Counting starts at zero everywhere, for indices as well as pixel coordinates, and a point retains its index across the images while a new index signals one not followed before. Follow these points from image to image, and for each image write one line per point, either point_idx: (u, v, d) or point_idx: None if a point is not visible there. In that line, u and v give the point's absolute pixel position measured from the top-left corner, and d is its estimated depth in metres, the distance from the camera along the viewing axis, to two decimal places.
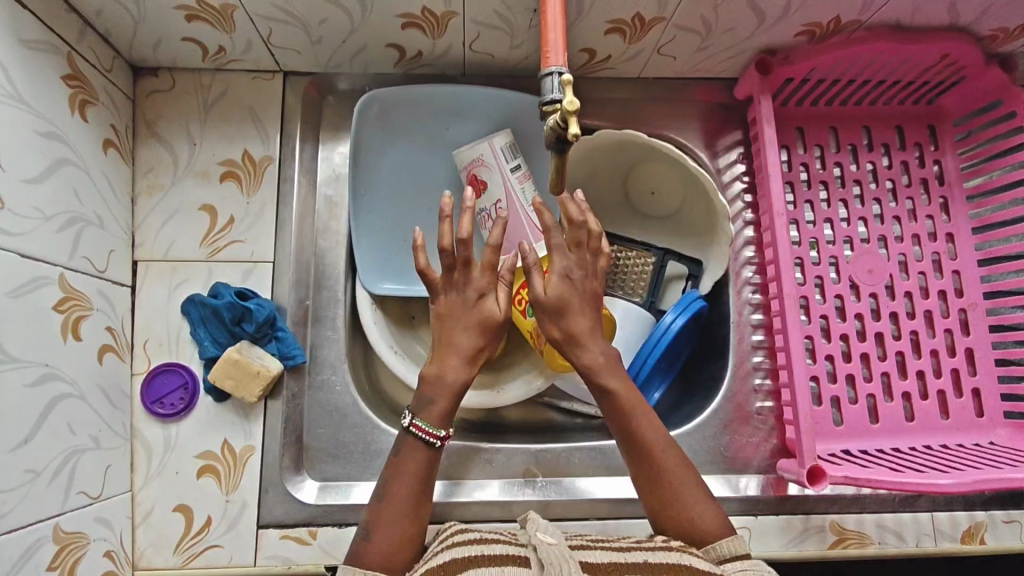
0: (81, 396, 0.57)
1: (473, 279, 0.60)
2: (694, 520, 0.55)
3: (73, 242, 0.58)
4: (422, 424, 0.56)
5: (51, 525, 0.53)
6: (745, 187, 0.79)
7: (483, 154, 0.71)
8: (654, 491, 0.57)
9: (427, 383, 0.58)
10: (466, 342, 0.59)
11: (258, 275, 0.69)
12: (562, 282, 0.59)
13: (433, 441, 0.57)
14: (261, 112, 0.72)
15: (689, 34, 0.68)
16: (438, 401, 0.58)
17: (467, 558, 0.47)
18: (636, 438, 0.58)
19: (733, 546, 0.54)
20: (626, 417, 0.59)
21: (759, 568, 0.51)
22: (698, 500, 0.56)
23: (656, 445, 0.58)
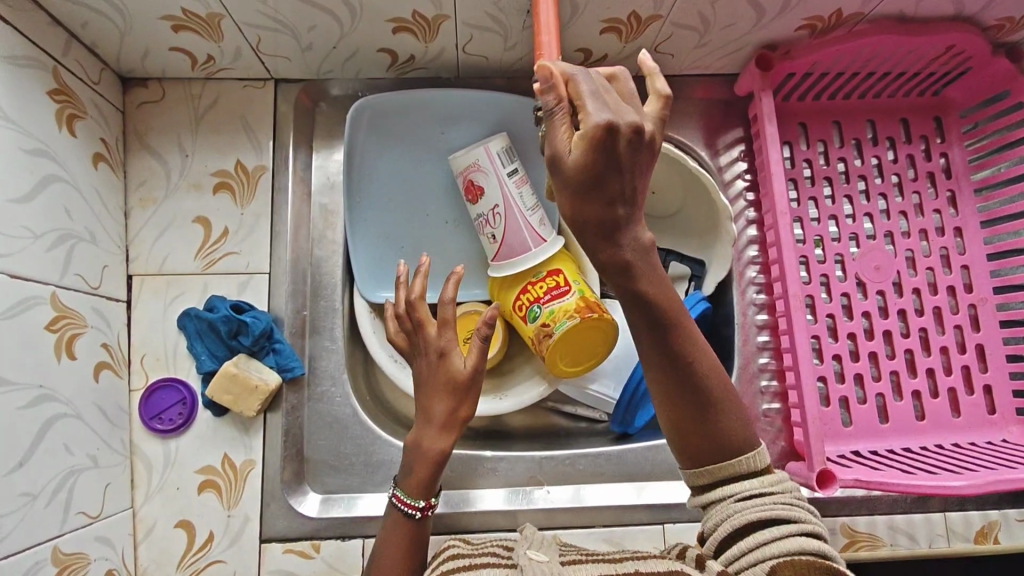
0: (77, 415, 0.56)
1: (434, 338, 0.60)
2: (725, 434, 0.47)
3: (64, 260, 0.57)
4: (403, 494, 0.59)
5: (50, 546, 0.52)
6: (747, 185, 0.78)
7: (479, 158, 0.70)
8: (677, 402, 0.47)
9: (413, 448, 0.60)
10: (440, 407, 0.59)
11: (254, 287, 0.68)
12: (593, 132, 0.36)
13: (412, 513, 0.58)
14: (253, 122, 0.71)
15: (686, 31, 0.67)
16: (418, 472, 0.59)
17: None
18: (690, 358, 0.46)
19: (754, 463, 0.47)
20: (662, 320, 0.44)
21: (780, 490, 0.46)
22: (727, 408, 0.47)
23: (690, 351, 0.46)
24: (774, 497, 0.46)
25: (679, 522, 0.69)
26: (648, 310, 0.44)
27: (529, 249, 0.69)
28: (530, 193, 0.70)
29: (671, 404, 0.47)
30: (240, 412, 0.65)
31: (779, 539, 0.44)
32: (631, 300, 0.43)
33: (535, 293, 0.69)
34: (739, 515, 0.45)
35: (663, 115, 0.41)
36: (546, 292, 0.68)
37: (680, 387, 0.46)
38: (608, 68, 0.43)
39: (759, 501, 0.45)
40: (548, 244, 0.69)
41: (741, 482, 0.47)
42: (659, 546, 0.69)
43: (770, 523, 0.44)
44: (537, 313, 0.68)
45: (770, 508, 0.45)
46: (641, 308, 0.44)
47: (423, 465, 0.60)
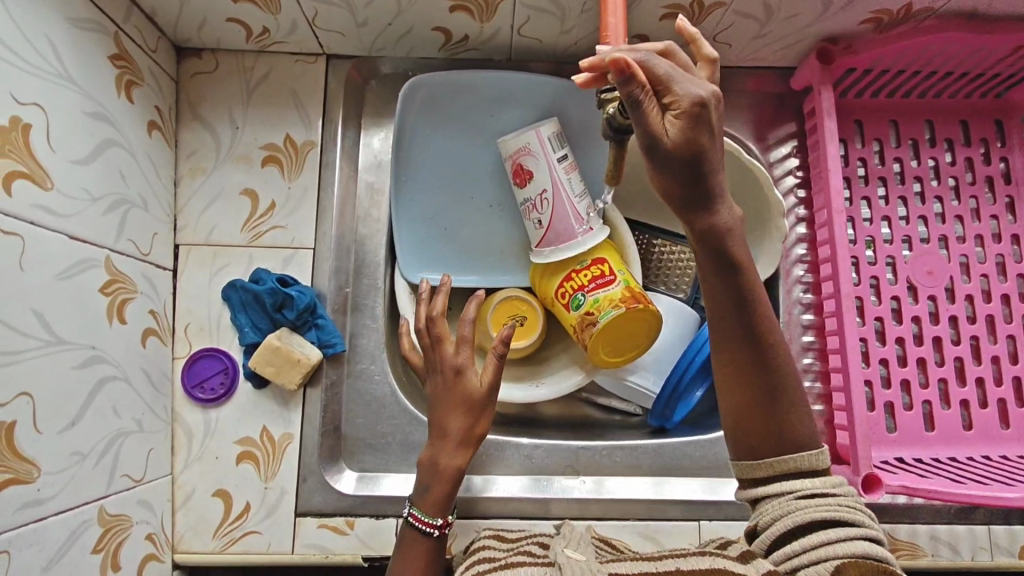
0: (125, 378, 0.57)
1: (449, 357, 0.63)
2: (790, 422, 0.47)
3: (118, 224, 0.57)
4: (419, 513, 0.59)
5: (96, 507, 0.51)
6: (798, 181, 0.76)
7: (529, 142, 0.69)
8: (747, 385, 0.47)
9: (427, 468, 0.61)
10: (456, 427, 0.62)
11: (299, 261, 0.69)
12: (690, 106, 0.39)
13: (430, 531, 0.58)
14: (304, 97, 0.71)
15: (748, 21, 0.65)
16: (435, 489, 0.60)
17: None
18: (768, 339, 0.46)
19: (818, 461, 0.46)
20: (746, 294, 0.45)
21: (841, 493, 0.46)
22: (798, 396, 0.47)
23: (770, 334, 0.46)
24: (838, 499, 0.45)
25: (715, 520, 0.68)
26: (735, 284, 0.45)
27: (574, 236, 0.68)
28: (579, 180, 0.70)
29: (741, 387, 0.47)
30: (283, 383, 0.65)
31: (840, 539, 0.43)
32: (715, 266, 0.44)
33: (579, 281, 0.68)
34: (798, 511, 0.45)
35: (714, 79, 0.46)
36: (591, 281, 0.67)
37: (752, 370, 0.47)
38: (659, 44, 0.44)
39: (823, 498, 0.45)
40: (595, 232, 0.69)
41: (805, 478, 0.46)
42: (694, 542, 0.68)
43: (829, 524, 0.44)
44: (581, 302, 0.68)
45: (834, 509, 0.44)
46: (725, 279, 0.45)
47: (441, 484, 0.61)
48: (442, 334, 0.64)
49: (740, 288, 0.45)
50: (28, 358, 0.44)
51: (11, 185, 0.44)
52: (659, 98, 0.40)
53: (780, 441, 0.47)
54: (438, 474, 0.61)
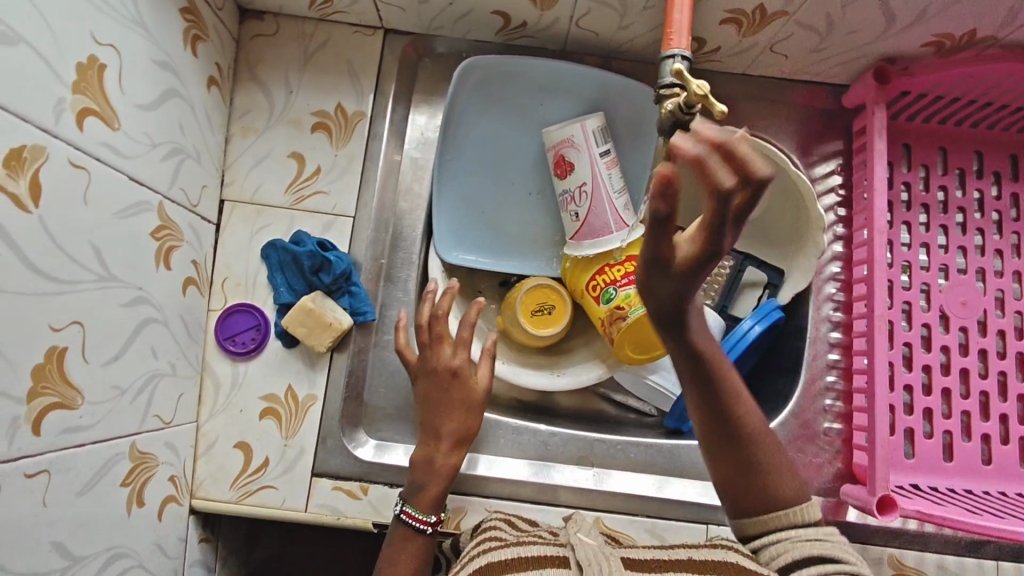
0: (164, 322, 0.58)
1: (446, 357, 0.65)
2: (769, 485, 0.48)
3: (173, 172, 0.58)
4: (411, 511, 0.60)
5: (129, 442, 0.53)
6: (839, 200, 0.76)
7: (573, 134, 0.70)
8: (723, 449, 0.49)
9: (422, 467, 0.62)
10: (450, 425, 0.63)
11: (339, 228, 0.70)
12: (695, 250, 0.33)
13: (422, 528, 0.59)
14: (359, 68, 0.72)
15: (808, 33, 0.65)
16: (429, 488, 0.61)
17: (505, 559, 0.45)
18: (735, 411, 0.48)
19: (810, 513, 0.48)
20: (710, 377, 0.46)
21: (836, 539, 0.47)
22: (773, 457, 0.49)
23: (738, 403, 0.48)
24: (833, 542, 0.46)
25: (722, 525, 0.69)
26: (698, 369, 0.46)
27: (609, 232, 0.69)
28: (619, 176, 0.70)
29: (718, 450, 0.49)
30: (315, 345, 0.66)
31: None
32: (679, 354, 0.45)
33: (612, 275, 0.69)
34: (793, 553, 0.46)
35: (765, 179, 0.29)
36: (624, 277, 0.68)
37: (729, 444, 0.48)
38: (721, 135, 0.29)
39: (816, 542, 0.46)
40: (631, 230, 0.69)
41: (798, 528, 0.47)
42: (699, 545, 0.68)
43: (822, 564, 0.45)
44: (612, 296, 0.68)
45: (830, 551, 0.46)
46: (689, 366, 0.46)
47: (436, 482, 0.62)
48: (443, 333, 0.65)
49: (705, 368, 0.46)
50: (83, 289, 0.46)
51: (84, 122, 0.45)
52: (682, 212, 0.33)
53: (761, 505, 0.49)
54: (432, 465, 0.62)
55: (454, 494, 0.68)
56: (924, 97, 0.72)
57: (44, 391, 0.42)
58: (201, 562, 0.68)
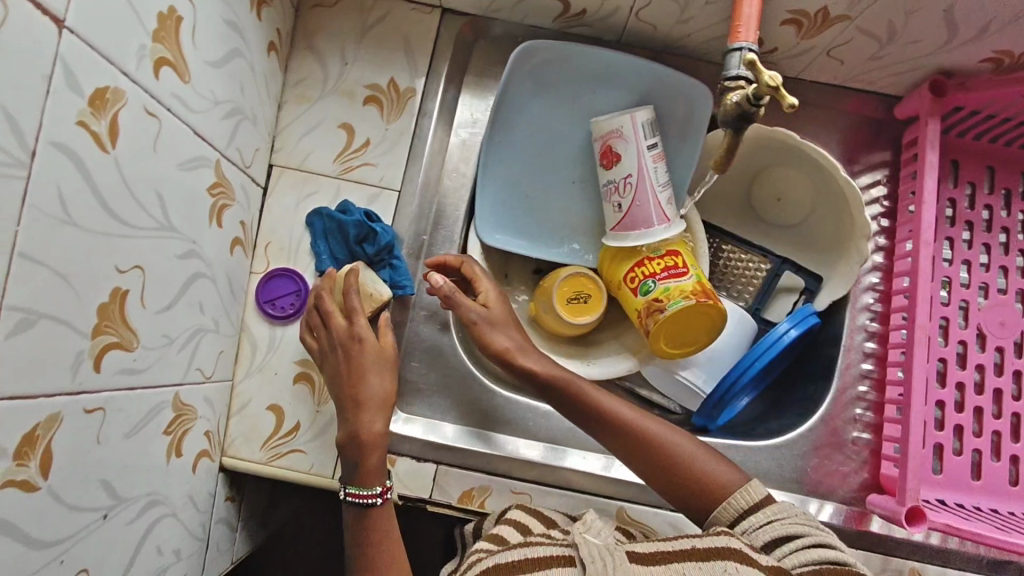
0: (212, 278, 0.59)
1: (349, 329, 0.63)
2: (705, 481, 0.61)
3: (231, 132, 0.59)
4: (356, 490, 0.59)
5: (173, 392, 0.54)
6: (883, 211, 0.75)
7: (622, 126, 0.69)
8: (654, 470, 0.62)
9: (351, 445, 0.60)
10: (375, 386, 0.62)
11: (385, 200, 0.70)
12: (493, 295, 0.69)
13: (372, 502, 0.59)
14: (415, 45, 0.72)
15: (868, 39, 0.65)
16: (367, 463, 0.60)
17: (511, 561, 0.50)
18: (633, 429, 0.63)
19: (754, 495, 0.59)
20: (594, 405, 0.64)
21: (788, 512, 0.57)
22: (694, 460, 0.62)
23: (634, 421, 0.63)
24: (784, 518, 0.56)
25: None
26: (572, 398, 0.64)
27: (651, 225, 0.69)
28: (664, 170, 0.70)
29: (653, 472, 0.63)
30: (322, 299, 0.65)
31: (807, 550, 0.53)
32: (551, 387, 0.65)
33: (651, 268, 0.69)
34: (760, 541, 0.55)
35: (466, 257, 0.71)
36: (665, 269, 0.68)
37: (647, 455, 0.62)
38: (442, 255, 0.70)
39: (770, 525, 0.56)
40: (672, 225, 0.69)
41: (753, 515, 0.58)
42: None
43: (787, 540, 0.54)
44: (650, 288, 0.69)
45: (793, 530, 0.55)
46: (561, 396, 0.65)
47: (374, 452, 0.60)
48: (330, 308, 0.64)
49: (576, 395, 0.64)
50: (146, 235, 0.46)
51: (159, 71, 0.45)
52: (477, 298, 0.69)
53: (707, 504, 0.60)
54: (359, 441, 0.60)
55: (479, 472, 0.68)
56: (976, 113, 0.71)
57: (105, 330, 0.43)
58: (225, 520, 0.68)
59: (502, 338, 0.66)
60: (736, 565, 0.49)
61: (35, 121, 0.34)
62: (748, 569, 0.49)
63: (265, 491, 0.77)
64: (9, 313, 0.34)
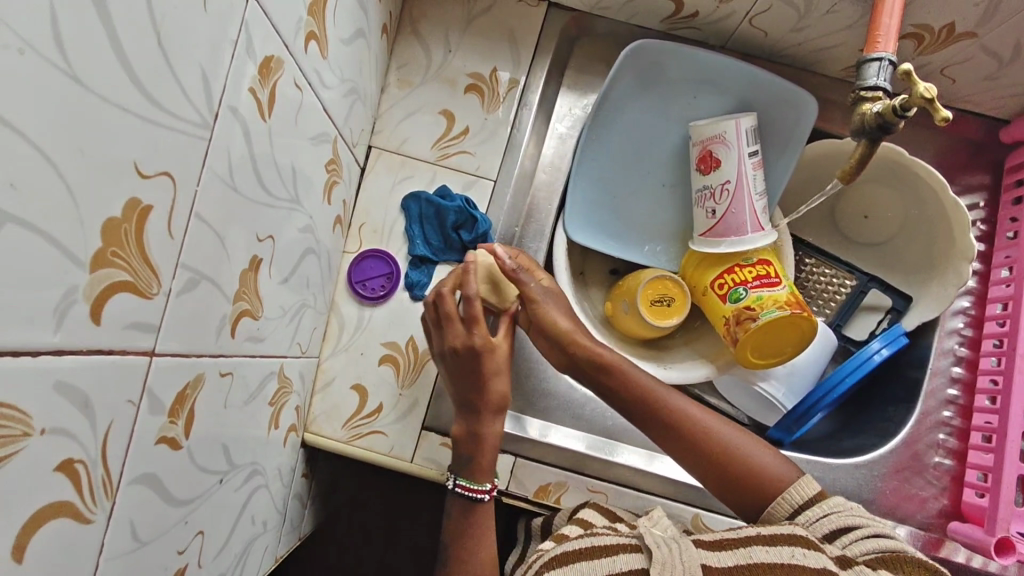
0: (317, 254, 0.59)
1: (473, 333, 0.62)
2: (759, 475, 0.59)
3: (347, 109, 0.59)
4: (466, 483, 0.61)
5: (279, 364, 0.54)
6: (979, 234, 0.74)
7: (726, 131, 0.67)
8: (704, 464, 0.61)
9: (468, 441, 0.62)
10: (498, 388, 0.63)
11: (479, 189, 0.70)
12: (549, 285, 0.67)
13: (479, 497, 0.61)
14: (519, 36, 0.72)
15: (988, 58, 0.64)
16: (481, 461, 0.62)
17: (579, 548, 0.52)
18: (679, 424, 0.62)
19: (804, 486, 0.57)
20: (640, 399, 0.63)
21: (843, 503, 0.55)
22: (745, 454, 0.60)
23: (680, 414, 0.62)
24: (840, 510, 0.54)
25: None
26: (615, 393, 0.64)
27: (744, 234, 0.66)
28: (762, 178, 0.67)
29: (705, 468, 0.61)
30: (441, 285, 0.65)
31: (867, 539, 0.52)
32: (596, 375, 0.64)
33: (742, 275, 0.68)
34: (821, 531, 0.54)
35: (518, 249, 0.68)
36: (756, 278, 0.67)
37: (695, 449, 0.62)
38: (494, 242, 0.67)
39: (827, 517, 0.54)
40: (766, 234, 0.67)
41: (808, 509, 0.56)
42: None
43: (848, 531, 0.53)
44: (741, 296, 0.67)
45: (850, 518, 0.54)
46: (608, 390, 0.64)
47: (487, 451, 0.62)
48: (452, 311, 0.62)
49: (620, 386, 0.64)
50: (278, 205, 0.46)
51: (308, 44, 0.46)
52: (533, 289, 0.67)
53: (760, 499, 0.59)
54: (478, 439, 0.62)
55: (557, 468, 0.68)
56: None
57: (243, 297, 0.43)
58: (298, 495, 0.69)
59: (558, 313, 0.65)
60: (803, 550, 0.49)
61: (220, 80, 0.34)
62: (816, 554, 0.49)
63: (332, 470, 0.77)
64: (182, 271, 0.34)
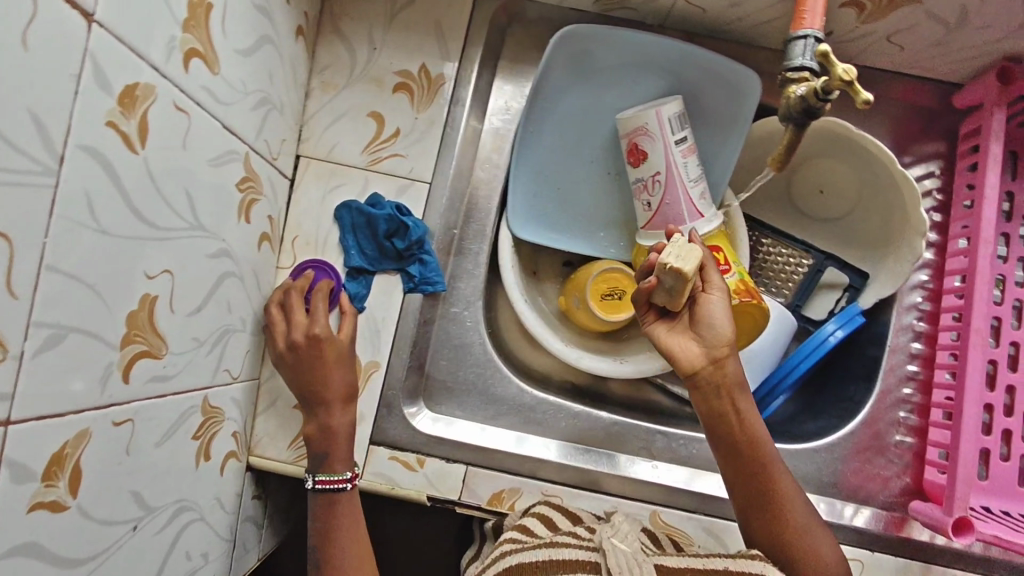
0: (240, 277, 0.56)
1: (679, 297, 0.57)
2: (805, 555, 0.54)
3: (259, 123, 0.56)
4: (326, 477, 0.60)
5: (201, 396, 0.52)
6: (935, 204, 0.72)
7: (647, 121, 0.62)
8: (763, 527, 0.56)
9: (320, 437, 0.60)
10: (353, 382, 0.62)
11: (414, 194, 0.67)
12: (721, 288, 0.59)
13: (340, 487, 0.60)
14: (446, 28, 0.68)
15: (934, 24, 0.61)
16: (336, 453, 0.60)
17: (539, 560, 0.51)
18: (763, 464, 0.56)
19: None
20: (743, 426, 0.57)
21: None
22: (809, 537, 0.55)
23: (768, 460, 0.56)
24: None
25: None
26: (717, 413, 0.58)
27: (682, 223, 0.63)
28: (695, 164, 0.63)
29: (754, 518, 0.56)
30: (666, 264, 0.55)
31: None
32: (706, 392, 0.58)
33: None
34: None
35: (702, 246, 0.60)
36: None
37: (763, 497, 0.56)
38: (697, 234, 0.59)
39: None
40: (705, 221, 0.64)
41: None
42: None
43: None
44: None
45: None
46: (713, 407, 0.58)
47: (342, 444, 0.61)
48: (676, 285, 0.56)
49: (725, 409, 0.58)
50: (175, 237, 0.44)
51: (189, 63, 0.43)
52: (708, 286, 0.59)
53: None
54: (331, 432, 0.60)
55: (510, 474, 0.67)
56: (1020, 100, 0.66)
57: (135, 339, 0.41)
58: (251, 518, 0.67)
59: (723, 312, 0.57)
60: None
61: (63, 124, 0.32)
62: None
63: (289, 486, 0.76)
64: (38, 330, 0.32)
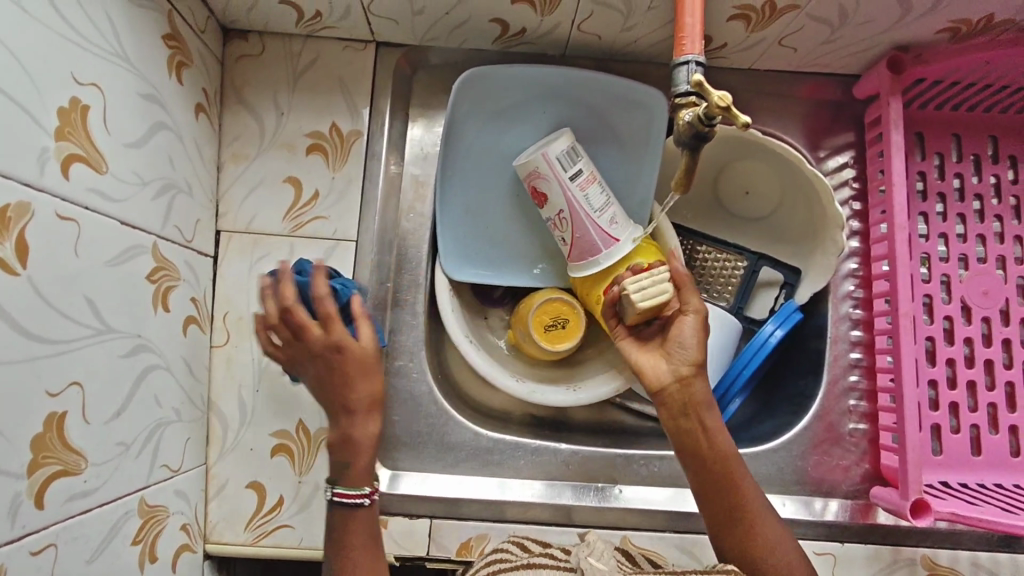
0: (167, 368, 0.55)
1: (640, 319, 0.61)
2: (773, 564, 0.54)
3: (165, 209, 0.55)
4: (344, 491, 0.54)
5: (137, 497, 0.50)
6: (854, 193, 0.74)
7: (538, 163, 0.64)
8: (733, 538, 0.55)
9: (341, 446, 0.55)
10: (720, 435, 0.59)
11: (341, 253, 0.67)
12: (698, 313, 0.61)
13: (359, 501, 0.54)
14: (351, 86, 0.69)
15: (819, 25, 0.63)
16: (358, 465, 0.54)
17: None
18: (727, 478, 0.57)
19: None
20: (711, 439, 0.58)
21: None
22: (780, 550, 0.54)
23: (734, 472, 0.57)
24: None
25: None
26: (686, 428, 0.58)
27: (597, 252, 0.64)
28: (599, 191, 0.64)
29: (725, 531, 0.56)
30: (628, 288, 0.60)
31: None
32: (672, 410, 0.59)
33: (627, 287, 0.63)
34: None
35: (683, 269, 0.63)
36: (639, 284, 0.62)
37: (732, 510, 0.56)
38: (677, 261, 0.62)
39: None
40: (620, 244, 0.64)
41: None
42: None
43: None
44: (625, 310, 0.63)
45: None
46: (682, 424, 0.59)
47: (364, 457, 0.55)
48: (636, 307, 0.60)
49: (692, 426, 0.58)
50: (78, 347, 0.43)
51: (68, 171, 0.42)
52: (683, 309, 0.61)
53: None
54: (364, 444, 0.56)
55: (475, 522, 0.67)
56: (989, 88, 0.69)
57: (45, 461, 0.40)
58: None
59: (694, 334, 0.60)
60: None
61: None
62: None
63: (259, 565, 0.74)
64: None
